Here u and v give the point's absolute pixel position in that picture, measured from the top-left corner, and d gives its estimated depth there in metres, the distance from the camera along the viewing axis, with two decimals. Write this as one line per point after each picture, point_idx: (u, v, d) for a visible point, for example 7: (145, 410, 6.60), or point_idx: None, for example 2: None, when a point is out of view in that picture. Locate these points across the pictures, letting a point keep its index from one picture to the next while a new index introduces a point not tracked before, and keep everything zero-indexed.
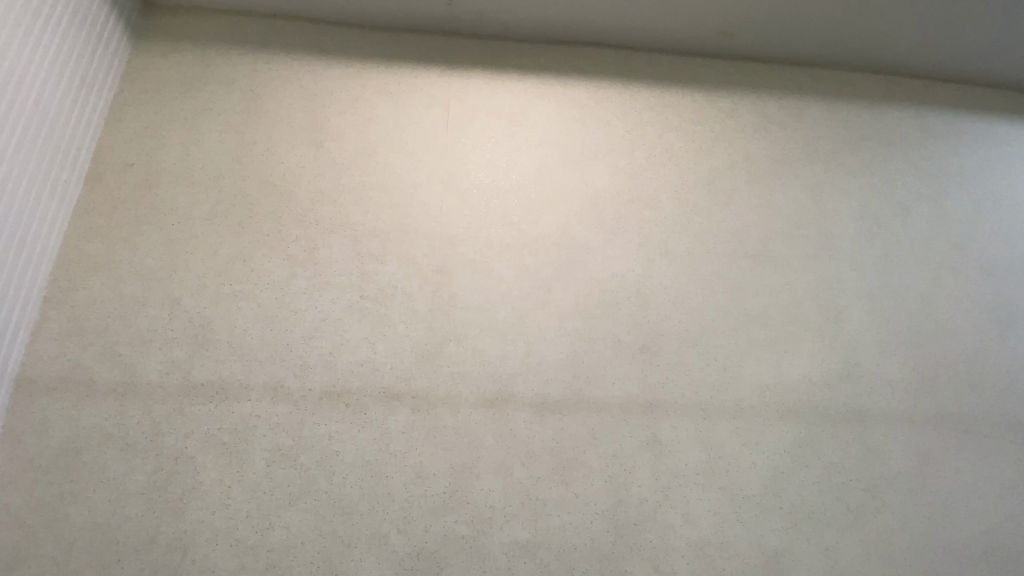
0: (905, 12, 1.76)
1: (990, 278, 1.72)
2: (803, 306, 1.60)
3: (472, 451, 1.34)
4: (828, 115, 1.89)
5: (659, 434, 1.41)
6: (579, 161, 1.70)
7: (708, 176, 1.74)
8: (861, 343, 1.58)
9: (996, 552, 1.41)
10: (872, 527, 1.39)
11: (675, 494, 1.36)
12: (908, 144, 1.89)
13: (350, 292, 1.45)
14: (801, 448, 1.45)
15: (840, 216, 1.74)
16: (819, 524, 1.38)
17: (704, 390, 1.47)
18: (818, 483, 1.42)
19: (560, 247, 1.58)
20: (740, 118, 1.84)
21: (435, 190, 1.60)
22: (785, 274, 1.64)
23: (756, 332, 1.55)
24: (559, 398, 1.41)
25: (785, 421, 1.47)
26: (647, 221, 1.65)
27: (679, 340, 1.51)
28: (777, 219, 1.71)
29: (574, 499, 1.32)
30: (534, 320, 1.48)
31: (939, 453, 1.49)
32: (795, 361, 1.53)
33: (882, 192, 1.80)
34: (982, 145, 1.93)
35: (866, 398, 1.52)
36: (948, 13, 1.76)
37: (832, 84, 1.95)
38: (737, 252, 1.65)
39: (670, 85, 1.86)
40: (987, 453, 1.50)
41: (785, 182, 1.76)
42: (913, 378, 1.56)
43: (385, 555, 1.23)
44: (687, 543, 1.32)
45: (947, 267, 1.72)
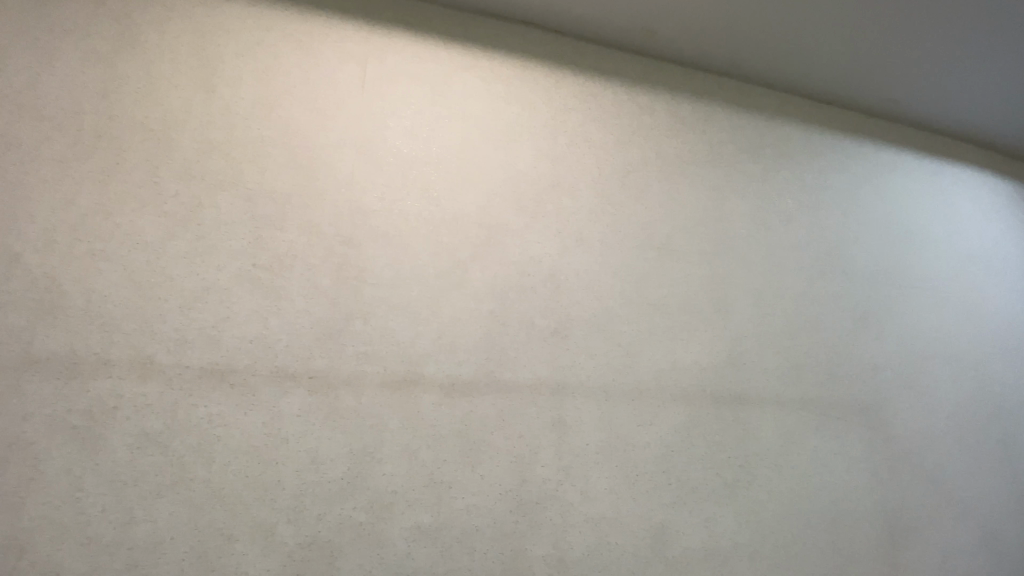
0: (807, 40, 1.90)
1: (852, 280, 1.96)
2: (699, 297, 1.71)
3: (374, 435, 1.27)
4: (734, 121, 2.02)
5: (564, 416, 1.44)
6: (501, 138, 1.66)
7: (624, 167, 1.79)
8: (747, 334, 1.73)
9: (839, 518, 1.63)
10: (745, 499, 1.54)
11: (577, 473, 1.40)
12: (797, 156, 2.08)
13: (241, 260, 1.30)
14: (690, 427, 1.56)
15: (737, 215, 1.88)
16: (702, 497, 1.50)
17: (608, 373, 1.52)
18: (704, 459, 1.54)
19: (477, 224, 1.53)
20: (657, 115, 1.91)
21: (345, 154, 1.47)
22: (686, 266, 1.74)
23: (658, 320, 1.64)
24: (470, 381, 1.38)
25: (678, 403, 1.57)
26: (566, 206, 1.66)
27: (589, 326, 1.55)
28: (684, 213, 1.80)
29: (479, 481, 1.31)
30: (448, 300, 1.43)
31: (802, 432, 1.68)
32: (690, 348, 1.64)
33: (773, 196, 1.97)
34: (855, 163, 2.18)
35: (747, 382, 1.67)
36: (840, 47, 1.93)
37: (739, 93, 2.08)
38: (645, 242, 1.71)
39: (595, 75, 1.87)
40: (838, 432, 1.73)
41: (693, 179, 1.86)
42: (786, 366, 1.74)
43: (272, 547, 1.14)
44: (584, 519, 1.37)
45: (819, 268, 1.93)
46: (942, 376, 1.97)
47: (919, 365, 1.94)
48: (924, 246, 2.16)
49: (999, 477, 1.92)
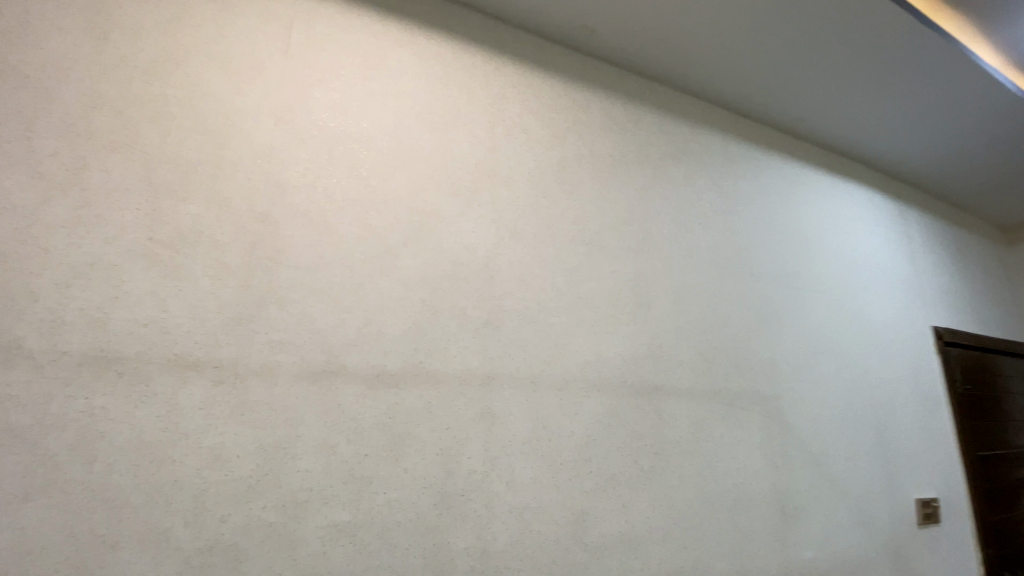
0: (733, 55, 2.00)
1: (759, 281, 2.12)
2: (625, 293, 1.77)
3: (289, 429, 1.18)
4: (662, 124, 2.10)
5: (492, 407, 1.43)
6: (436, 121, 1.60)
7: (559, 160, 1.80)
8: (666, 329, 1.81)
9: (739, 499, 1.76)
10: (659, 484, 1.63)
11: (502, 464, 1.40)
12: (717, 162, 2.21)
13: (135, 234, 1.15)
14: (612, 417, 1.61)
15: (662, 214, 1.97)
16: (620, 484, 1.56)
17: (536, 365, 1.53)
18: (623, 447, 1.60)
19: (409, 209, 1.47)
20: (592, 112, 1.94)
21: (264, 124, 1.35)
22: (614, 261, 1.79)
23: (586, 313, 1.67)
24: (396, 372, 1.33)
25: (601, 393, 1.61)
26: (501, 196, 1.64)
27: (519, 318, 1.54)
28: (613, 210, 1.85)
29: (402, 475, 1.27)
30: (375, 286, 1.36)
31: (711, 421, 1.80)
32: (614, 341, 1.69)
33: (694, 199, 2.08)
34: (766, 173, 2.36)
35: (665, 374, 1.76)
36: (760, 65, 2.06)
37: (668, 98, 2.17)
38: (576, 236, 1.74)
39: (534, 66, 1.86)
40: (742, 420, 1.87)
41: (623, 178, 1.92)
42: (699, 358, 1.85)
43: (166, 553, 1.03)
44: (508, 509, 1.37)
45: (732, 268, 2.07)
46: (829, 370, 2.19)
47: (812, 360, 2.15)
48: (820, 253, 2.38)
49: (871, 459, 2.18)
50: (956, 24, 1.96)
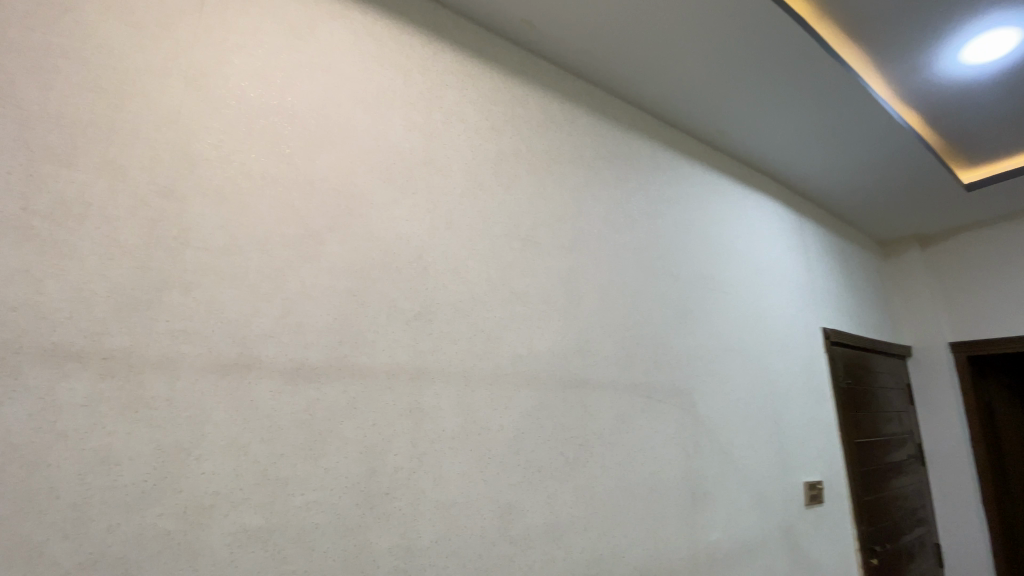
0: (665, 65, 2.08)
1: (679, 282, 2.24)
2: (557, 288, 1.80)
3: (192, 428, 1.07)
4: (597, 125, 2.15)
5: (421, 402, 1.39)
6: (370, 101, 1.52)
7: (496, 152, 1.78)
8: (594, 324, 1.87)
9: (655, 487, 1.86)
10: (583, 475, 1.67)
11: (430, 460, 1.36)
12: (645, 166, 2.30)
13: (5, 203, 0.99)
14: (540, 411, 1.63)
15: (593, 212, 2.02)
16: (546, 475, 1.58)
17: (468, 359, 1.50)
18: (550, 440, 1.62)
19: (337, 193, 1.39)
20: (530, 107, 1.94)
21: (171, 88, 1.21)
22: (547, 256, 1.81)
23: (519, 307, 1.67)
24: (317, 366, 1.25)
25: (531, 387, 1.63)
26: (436, 185, 1.59)
27: (452, 311, 1.51)
28: (547, 205, 1.87)
29: (322, 475, 1.20)
30: (297, 274, 1.27)
31: (632, 413, 1.88)
32: (545, 335, 1.71)
33: (623, 200, 2.15)
34: (689, 180, 2.49)
35: (592, 368, 1.81)
36: (689, 77, 2.16)
37: (603, 100, 2.23)
38: (511, 230, 1.73)
39: (473, 55, 1.82)
40: (660, 412, 1.97)
41: (558, 174, 1.94)
42: (623, 353, 1.92)
43: (38, 571, 0.90)
44: (434, 506, 1.34)
45: (655, 268, 2.17)
46: (736, 366, 2.37)
47: (722, 357, 2.31)
48: (732, 258, 2.56)
49: (769, 448, 2.39)
50: (856, 56, 2.18)
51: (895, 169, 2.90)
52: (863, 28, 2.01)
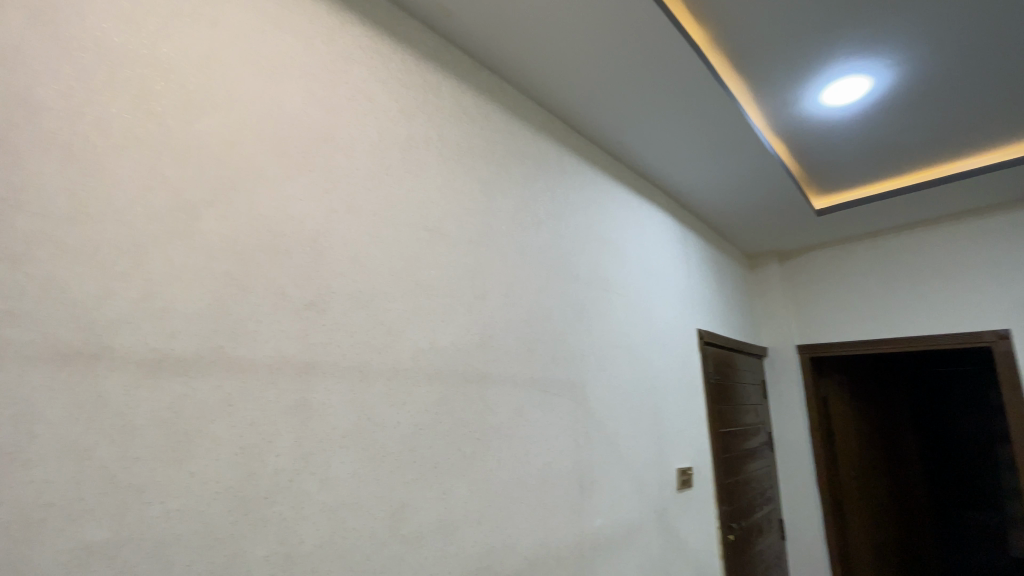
0: (577, 72, 2.15)
1: (578, 282, 2.34)
2: (462, 282, 1.78)
3: (18, 429, 0.90)
4: (508, 123, 2.17)
5: (310, 399, 1.29)
6: (265, 67, 1.38)
7: (405, 139, 1.71)
8: (497, 320, 1.88)
9: (547, 478, 1.92)
10: (479, 470, 1.68)
11: (317, 460, 1.28)
12: (553, 168, 2.37)
13: None
14: (439, 406, 1.60)
15: (502, 208, 2.03)
16: (442, 471, 1.56)
17: (364, 353, 1.43)
18: (448, 436, 1.60)
19: (220, 165, 1.24)
20: (443, 96, 1.89)
21: (3, 17, 0.99)
22: (453, 249, 1.78)
23: (422, 300, 1.63)
24: (187, 357, 1.11)
25: (431, 382, 1.59)
26: (337, 166, 1.49)
27: (349, 302, 1.43)
28: (456, 197, 1.84)
29: (188, 480, 1.07)
30: (166, 252, 1.12)
31: (529, 407, 1.92)
32: (448, 330, 1.68)
33: (531, 199, 2.19)
34: (592, 185, 2.61)
35: (493, 363, 1.82)
36: (598, 87, 2.25)
37: (515, 98, 2.25)
38: (418, 220, 1.68)
39: (385, 34, 1.74)
40: (555, 406, 2.04)
41: (469, 167, 1.92)
42: (524, 349, 1.96)
43: None
44: (320, 508, 1.26)
45: (558, 268, 2.24)
46: (625, 363, 2.53)
47: (613, 354, 2.46)
48: (626, 262, 2.73)
49: (650, 438, 2.59)
50: (739, 85, 2.43)
51: (764, 191, 3.29)
52: (746, 60, 2.25)
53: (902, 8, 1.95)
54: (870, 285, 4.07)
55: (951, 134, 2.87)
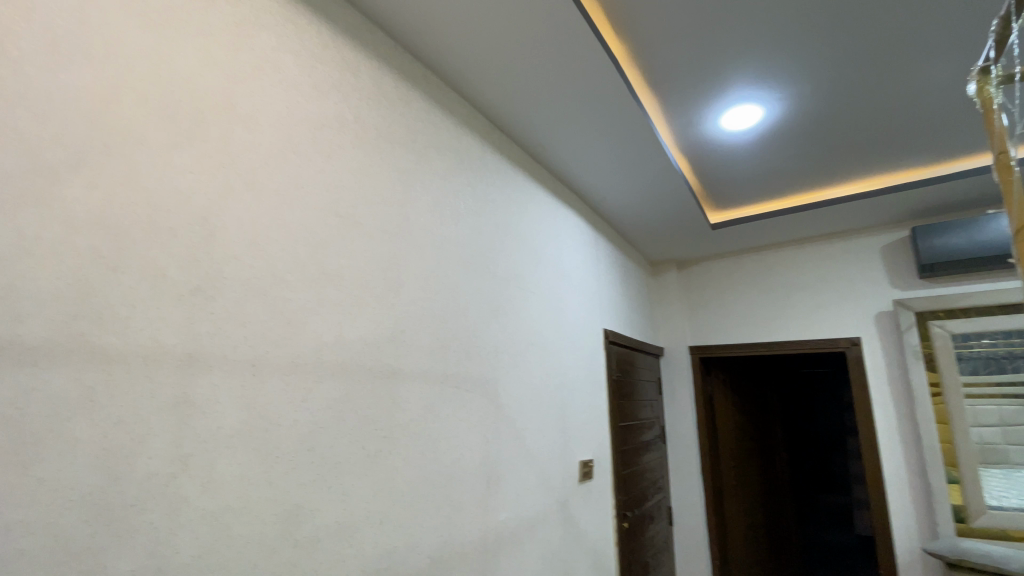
0: (501, 70, 2.16)
1: (495, 279, 2.35)
2: (373, 273, 1.70)
3: None
4: (430, 113, 2.12)
5: (192, 394, 1.17)
6: (154, 19, 1.22)
7: (317, 118, 1.61)
8: (410, 314, 1.83)
9: (455, 475, 1.91)
10: (383, 468, 1.62)
11: (199, 462, 1.16)
12: (474, 163, 2.35)
13: None
14: (342, 403, 1.52)
15: (420, 199, 1.97)
16: (343, 471, 1.49)
17: (259, 345, 1.32)
18: (350, 435, 1.53)
19: (91, 125, 1.08)
20: (361, 77, 1.80)
21: None
22: (366, 239, 1.70)
23: (328, 291, 1.54)
24: (39, 345, 0.95)
25: (334, 377, 1.51)
26: (237, 140, 1.36)
27: (244, 289, 1.31)
28: (371, 185, 1.76)
29: (34, 487, 0.92)
30: (15, 222, 0.95)
31: (439, 404, 1.89)
32: (355, 323, 1.61)
33: (451, 192, 2.15)
34: (512, 184, 2.64)
35: (403, 358, 1.77)
36: (521, 87, 2.27)
37: (438, 89, 2.20)
38: (327, 206, 1.59)
39: (299, 4, 1.62)
40: (466, 403, 2.04)
41: (386, 155, 1.85)
42: (437, 344, 1.93)
43: None
44: (201, 514, 1.15)
45: (475, 264, 2.23)
46: (535, 360, 2.59)
47: (524, 351, 2.50)
48: (541, 261, 2.80)
49: (556, 433, 2.68)
50: (651, 101, 2.59)
51: (669, 202, 3.53)
52: (659, 78, 2.40)
53: (790, 50, 2.19)
54: (752, 294, 4.53)
55: (823, 164, 3.28)
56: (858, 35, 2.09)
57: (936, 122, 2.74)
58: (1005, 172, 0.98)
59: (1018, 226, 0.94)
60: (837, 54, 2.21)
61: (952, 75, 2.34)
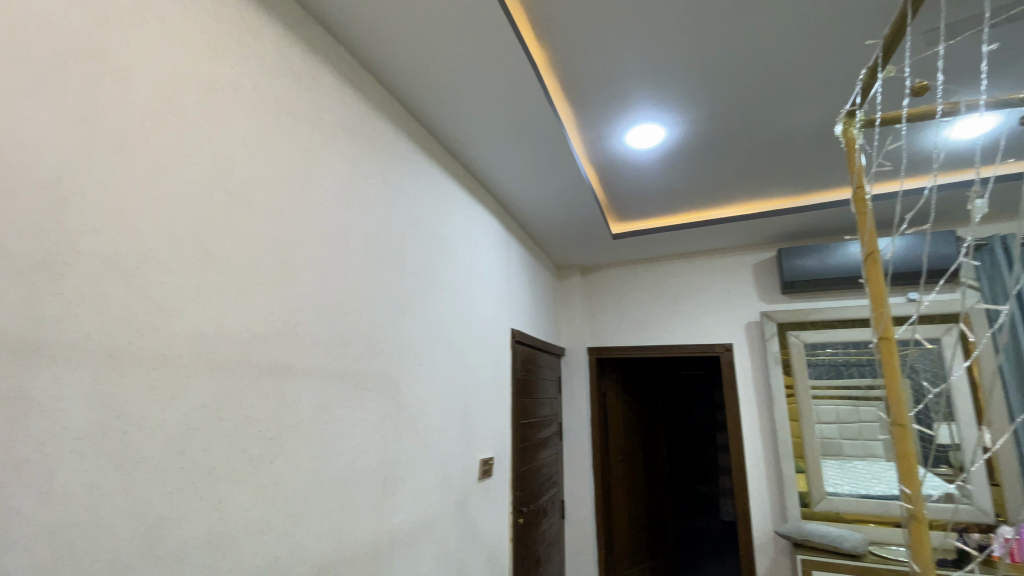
0: (419, 57, 2.09)
1: (403, 274, 2.26)
2: (266, 260, 1.55)
3: None
4: (342, 93, 1.99)
5: (27, 389, 0.98)
6: None
7: (209, 82, 1.43)
8: (307, 307, 1.69)
9: (348, 478, 1.81)
10: (268, 473, 1.49)
11: (34, 470, 0.98)
12: (387, 151, 2.25)
13: None
14: (221, 401, 1.37)
15: (325, 184, 1.84)
16: (219, 477, 1.34)
17: (121, 334, 1.15)
18: (230, 437, 1.38)
19: None
20: (264, 44, 1.64)
21: None
22: (260, 222, 1.55)
23: (210, 276, 1.37)
24: None
25: (213, 372, 1.35)
26: (101, 93, 1.17)
27: (104, 267, 1.13)
28: (268, 162, 1.60)
29: None
30: None
31: (334, 403, 1.78)
32: (241, 314, 1.46)
33: (360, 178, 2.04)
34: (426, 177, 2.56)
35: (296, 354, 1.63)
36: (440, 79, 2.22)
37: (352, 69, 2.08)
38: (215, 181, 1.42)
39: None
40: (364, 402, 1.93)
41: (288, 132, 1.70)
42: (335, 340, 1.81)
43: None
44: (32, 532, 0.97)
45: (382, 256, 2.13)
46: (441, 358, 2.54)
47: (430, 349, 2.44)
48: (452, 258, 2.75)
49: (457, 432, 2.65)
50: (567, 111, 2.67)
51: (577, 210, 3.67)
52: (576, 89, 2.48)
53: (692, 79, 2.37)
54: (647, 302, 4.86)
55: (713, 187, 3.61)
56: (748, 73, 2.33)
57: (804, 158, 3.14)
58: (860, 204, 1.13)
59: (868, 250, 1.09)
60: (729, 89, 2.45)
61: (819, 119, 2.70)
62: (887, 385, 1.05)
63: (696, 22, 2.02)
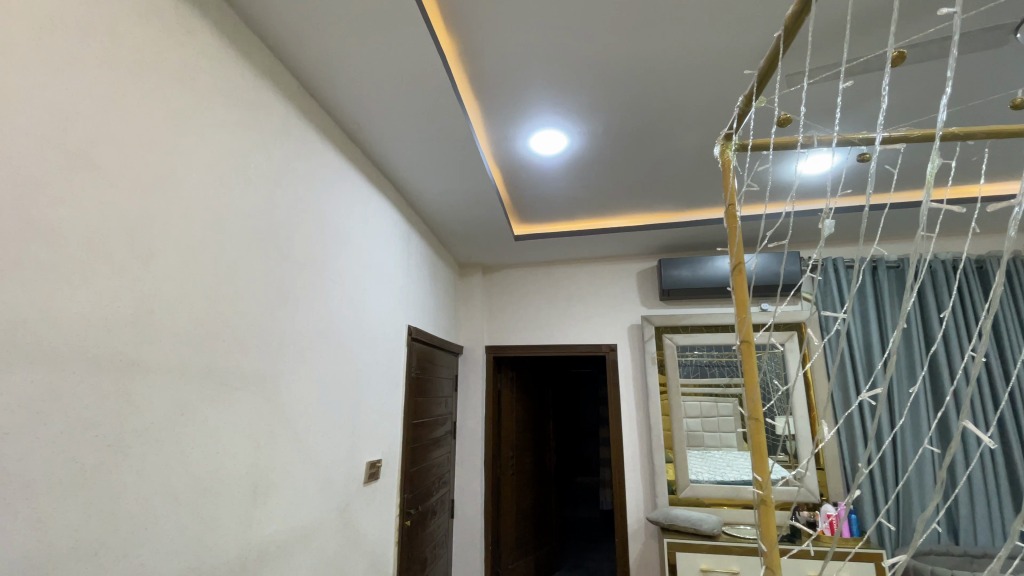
0: (316, 29, 1.94)
1: (286, 262, 2.08)
2: (116, 236, 1.33)
3: None
4: (224, 56, 1.79)
5: None
6: None
7: (46, 19, 1.20)
8: (166, 294, 1.48)
9: (210, 487, 1.61)
10: (107, 485, 1.27)
11: None
12: (275, 126, 2.06)
13: None
14: (44, 401, 1.15)
15: (197, 155, 1.63)
16: (37, 491, 1.12)
17: None
18: (54, 444, 1.16)
19: None
20: None
21: None
22: (109, 191, 1.32)
23: (36, 250, 1.15)
24: None
25: (34, 367, 1.13)
26: None
27: None
28: (125, 123, 1.38)
29: None
30: None
31: (197, 403, 1.58)
32: (78, 298, 1.23)
33: (241, 154, 1.84)
34: (320, 160, 2.39)
35: (150, 348, 1.42)
36: (339, 56, 2.09)
37: (238, 31, 1.88)
38: (48, 137, 1.19)
39: None
40: (234, 402, 1.74)
41: (154, 91, 1.48)
42: (201, 332, 1.61)
43: None
44: None
45: (263, 241, 1.94)
46: (327, 355, 2.37)
47: (315, 345, 2.27)
48: (345, 248, 2.60)
49: (343, 433, 2.50)
50: (473, 108, 2.66)
51: (480, 208, 3.67)
52: (482, 87, 2.48)
53: (591, 91, 2.49)
54: (544, 303, 5.01)
55: (607, 197, 3.82)
56: (640, 92, 2.51)
57: (686, 176, 3.46)
58: (732, 220, 1.26)
59: (735, 262, 1.22)
60: (625, 105, 2.62)
61: (700, 142, 2.98)
62: (747, 385, 1.17)
63: (598, 35, 2.13)
